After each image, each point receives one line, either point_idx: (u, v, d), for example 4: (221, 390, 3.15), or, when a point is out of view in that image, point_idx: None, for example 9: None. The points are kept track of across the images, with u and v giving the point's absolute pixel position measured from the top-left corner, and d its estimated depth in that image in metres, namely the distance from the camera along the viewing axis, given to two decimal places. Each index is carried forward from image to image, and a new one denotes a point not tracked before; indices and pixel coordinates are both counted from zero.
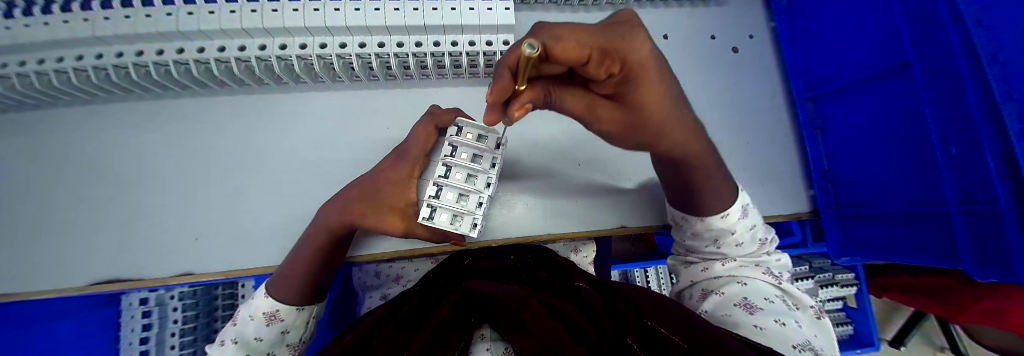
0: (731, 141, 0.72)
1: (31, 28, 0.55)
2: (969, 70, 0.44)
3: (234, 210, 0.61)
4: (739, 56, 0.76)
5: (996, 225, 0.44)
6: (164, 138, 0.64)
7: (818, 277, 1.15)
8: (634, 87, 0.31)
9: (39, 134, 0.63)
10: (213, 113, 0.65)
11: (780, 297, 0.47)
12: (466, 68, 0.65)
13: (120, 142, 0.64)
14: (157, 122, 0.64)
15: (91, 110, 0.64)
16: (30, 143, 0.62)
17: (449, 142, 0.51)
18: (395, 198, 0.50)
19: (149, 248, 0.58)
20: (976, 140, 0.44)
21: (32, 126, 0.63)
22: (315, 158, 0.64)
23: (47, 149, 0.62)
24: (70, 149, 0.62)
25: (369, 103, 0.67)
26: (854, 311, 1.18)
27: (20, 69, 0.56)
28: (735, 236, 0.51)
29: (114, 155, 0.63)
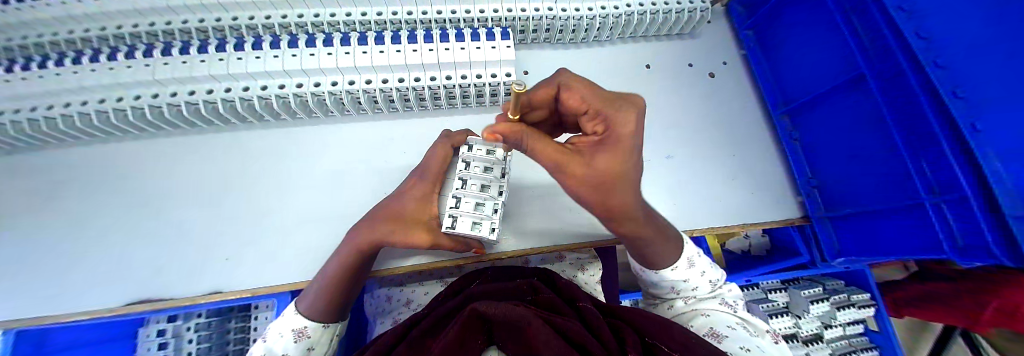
0: (717, 154, 0.78)
1: (107, 73, 0.65)
2: (917, 80, 0.51)
3: (259, 230, 0.65)
4: (716, 80, 0.85)
5: (968, 212, 0.48)
6: (203, 166, 0.71)
7: (831, 298, 1.12)
8: (606, 151, 0.35)
9: (98, 165, 0.71)
10: (247, 143, 0.73)
11: (742, 323, 0.45)
12: (473, 97, 0.74)
13: (162, 172, 0.70)
14: (197, 152, 0.72)
15: (144, 143, 0.73)
16: (86, 175, 0.70)
17: (463, 158, 0.57)
18: (418, 210, 0.56)
19: (180, 267, 0.62)
20: (931, 139, 0.51)
21: (92, 157, 0.71)
22: (337, 181, 0.70)
23: (103, 178, 0.70)
24: (120, 177, 0.69)
25: (387, 131, 0.75)
26: (876, 334, 1.16)
27: (89, 107, 0.65)
28: (689, 281, 0.50)
29: (157, 183, 0.69)
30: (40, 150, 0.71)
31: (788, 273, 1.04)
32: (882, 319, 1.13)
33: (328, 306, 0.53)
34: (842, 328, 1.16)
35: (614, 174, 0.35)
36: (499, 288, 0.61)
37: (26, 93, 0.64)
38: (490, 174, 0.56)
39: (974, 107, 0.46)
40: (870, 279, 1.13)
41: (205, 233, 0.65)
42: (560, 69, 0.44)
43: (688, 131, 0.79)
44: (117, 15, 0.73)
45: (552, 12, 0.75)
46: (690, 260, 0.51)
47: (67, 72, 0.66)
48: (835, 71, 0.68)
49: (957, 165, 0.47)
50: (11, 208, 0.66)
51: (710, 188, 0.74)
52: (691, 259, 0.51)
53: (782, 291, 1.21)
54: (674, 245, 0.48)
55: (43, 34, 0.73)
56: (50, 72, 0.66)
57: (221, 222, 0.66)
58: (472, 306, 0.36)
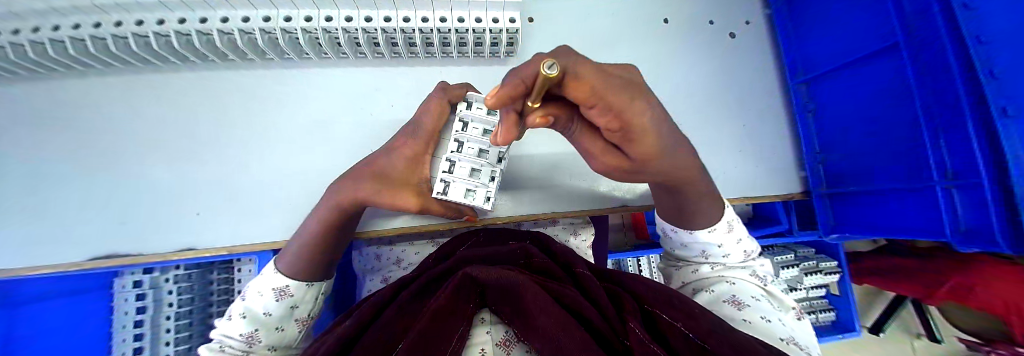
0: (726, 123, 0.74)
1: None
2: (955, 53, 0.47)
3: (236, 186, 0.60)
4: (735, 41, 0.78)
5: (979, 196, 0.46)
6: (162, 111, 0.63)
7: (802, 264, 1.20)
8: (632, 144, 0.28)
9: (33, 106, 0.61)
10: (212, 87, 0.64)
11: (766, 296, 0.44)
12: (471, 45, 0.65)
13: (114, 115, 0.62)
14: (153, 95, 0.63)
15: (87, 80, 0.63)
16: (21, 115, 0.61)
17: (460, 117, 0.52)
18: (407, 173, 0.51)
19: (149, 222, 0.58)
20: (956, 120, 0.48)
21: (24, 96, 0.61)
22: (319, 135, 0.64)
23: (43, 120, 0.61)
24: (64, 119, 0.61)
25: (373, 81, 0.67)
26: (836, 297, 1.25)
27: (15, 37, 0.54)
28: (723, 246, 0.49)
29: (112, 129, 0.61)
30: None
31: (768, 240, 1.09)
32: (844, 284, 1.21)
33: (311, 266, 0.51)
34: (805, 291, 1.24)
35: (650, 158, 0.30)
36: (492, 252, 0.60)
37: None
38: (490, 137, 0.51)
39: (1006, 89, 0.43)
40: (842, 250, 1.20)
41: (172, 187, 0.60)
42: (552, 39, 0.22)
43: (699, 98, 0.75)
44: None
45: None
46: (730, 223, 0.49)
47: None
48: (864, 39, 0.63)
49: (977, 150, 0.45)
50: None
51: (716, 159, 0.72)
52: (730, 224, 0.50)
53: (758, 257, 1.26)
54: (714, 206, 0.47)
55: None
56: None
57: (190, 175, 0.60)
58: (465, 271, 0.35)
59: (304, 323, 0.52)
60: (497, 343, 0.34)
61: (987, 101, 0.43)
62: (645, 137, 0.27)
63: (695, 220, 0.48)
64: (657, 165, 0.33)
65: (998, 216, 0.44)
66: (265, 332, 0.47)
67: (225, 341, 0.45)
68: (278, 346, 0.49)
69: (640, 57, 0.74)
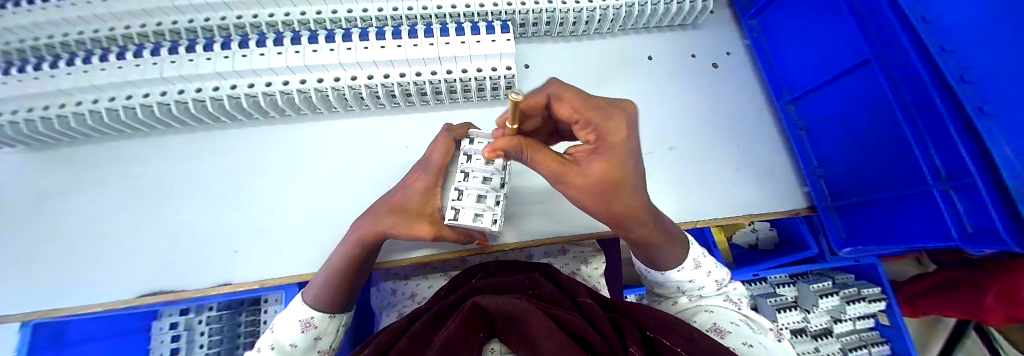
0: (720, 144, 0.77)
1: (118, 72, 0.66)
2: (925, 66, 0.51)
3: (268, 225, 0.67)
4: (719, 70, 0.85)
5: (979, 195, 0.47)
6: (211, 162, 0.72)
7: (841, 292, 1.12)
8: (599, 158, 0.36)
9: (109, 164, 0.72)
10: (254, 140, 0.74)
11: (745, 320, 0.44)
12: (475, 91, 0.74)
13: (171, 168, 0.72)
14: (204, 149, 0.73)
15: (153, 140, 0.74)
16: (99, 173, 0.72)
17: (465, 151, 0.59)
18: (423, 205, 0.57)
19: (191, 260, 0.64)
20: (939, 124, 0.50)
21: (105, 156, 0.73)
22: (343, 177, 0.71)
23: (114, 176, 0.71)
24: (132, 174, 0.71)
25: (390, 126, 0.76)
26: (887, 328, 1.15)
27: (103, 105, 0.66)
28: (694, 281, 0.50)
29: (168, 180, 0.71)
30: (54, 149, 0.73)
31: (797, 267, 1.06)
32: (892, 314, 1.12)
33: (333, 298, 0.54)
34: (852, 322, 1.16)
35: (609, 180, 0.36)
36: (499, 283, 0.62)
37: (39, 93, 0.66)
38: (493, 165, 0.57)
39: (980, 91, 0.46)
40: (881, 273, 1.13)
41: (214, 228, 0.67)
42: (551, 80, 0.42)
43: (691, 122, 0.79)
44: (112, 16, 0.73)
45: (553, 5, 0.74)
46: (696, 260, 0.51)
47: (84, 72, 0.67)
48: (841, 57, 0.67)
49: (966, 150, 0.46)
50: (33, 204, 0.69)
51: (715, 179, 0.74)
52: (696, 260, 0.51)
53: (791, 286, 1.21)
54: (679, 245, 0.49)
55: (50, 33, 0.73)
56: (62, 72, 0.67)
57: (229, 217, 0.68)
58: (474, 300, 0.36)
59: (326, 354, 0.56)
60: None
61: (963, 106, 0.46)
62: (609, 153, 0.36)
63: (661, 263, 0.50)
64: (620, 194, 0.38)
65: (1001, 214, 0.44)
66: None
67: None
68: None
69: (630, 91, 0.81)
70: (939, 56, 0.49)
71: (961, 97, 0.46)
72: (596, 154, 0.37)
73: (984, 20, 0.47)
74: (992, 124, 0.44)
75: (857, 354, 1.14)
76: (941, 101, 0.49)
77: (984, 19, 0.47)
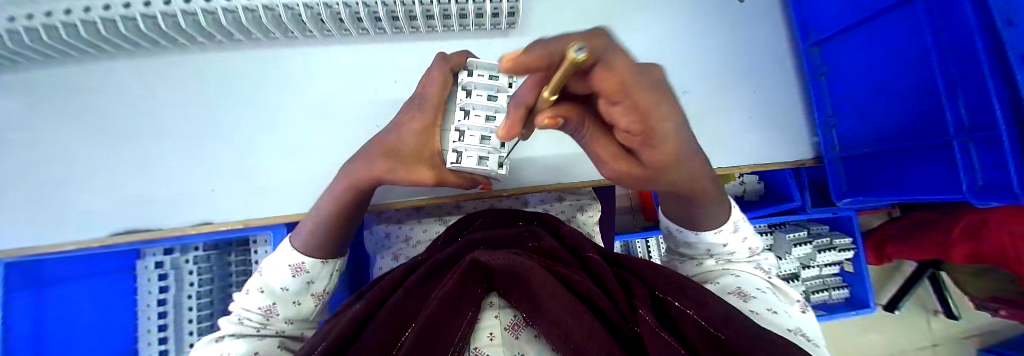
0: (733, 91, 0.72)
1: None
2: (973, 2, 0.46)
3: (246, 164, 0.62)
4: (744, 5, 0.76)
5: (997, 149, 0.46)
6: (168, 94, 0.64)
7: (814, 242, 1.21)
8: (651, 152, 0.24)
9: (43, 92, 0.62)
10: (218, 68, 0.64)
11: (772, 289, 0.43)
12: (471, 17, 0.64)
13: (121, 99, 0.63)
14: (158, 78, 0.64)
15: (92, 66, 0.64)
16: (34, 102, 0.62)
17: (464, 84, 0.54)
18: (421, 146, 0.52)
19: (165, 200, 0.60)
20: (974, 72, 0.47)
21: (36, 81, 0.62)
22: (325, 113, 0.64)
23: (56, 106, 0.62)
24: (75, 104, 0.62)
25: (374, 57, 0.67)
26: (850, 274, 1.25)
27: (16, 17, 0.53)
28: (728, 246, 0.47)
29: (121, 112, 0.63)
30: None
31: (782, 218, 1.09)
32: (857, 260, 1.21)
33: (326, 245, 0.52)
34: (819, 268, 1.24)
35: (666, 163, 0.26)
36: (495, 235, 0.60)
37: None
38: (497, 101, 0.53)
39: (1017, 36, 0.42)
40: (855, 225, 1.20)
41: (184, 166, 0.61)
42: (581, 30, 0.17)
43: (705, 67, 0.73)
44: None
45: None
46: (736, 223, 0.47)
47: None
48: None
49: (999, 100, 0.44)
50: None
51: (724, 127, 0.70)
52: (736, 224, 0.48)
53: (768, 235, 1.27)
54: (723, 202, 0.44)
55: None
56: None
57: (201, 154, 0.62)
58: (472, 256, 0.33)
59: (321, 297, 0.54)
60: (505, 327, 0.32)
61: (1006, 51, 0.42)
62: (664, 144, 0.22)
63: (698, 220, 0.46)
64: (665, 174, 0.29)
65: (1016, 168, 0.44)
66: (283, 306, 0.48)
67: (245, 319, 0.46)
68: (296, 320, 0.51)
69: (644, 26, 0.73)
70: None
71: (1009, 41, 0.42)
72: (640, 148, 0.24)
73: None
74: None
75: (818, 296, 1.25)
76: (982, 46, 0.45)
77: None
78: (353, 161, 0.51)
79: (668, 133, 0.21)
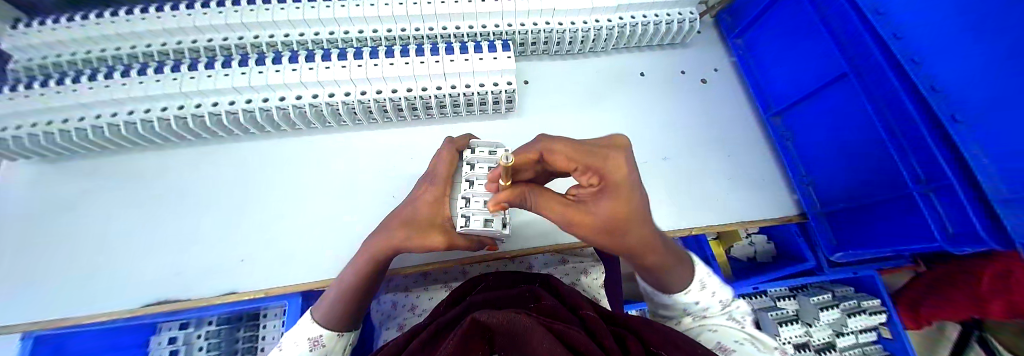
0: (713, 155, 0.81)
1: (141, 87, 0.69)
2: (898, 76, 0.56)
3: (276, 235, 0.68)
4: (708, 85, 0.90)
5: (957, 198, 0.50)
6: (221, 174, 0.75)
7: (842, 305, 1.19)
8: (607, 199, 0.33)
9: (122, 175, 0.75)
10: (266, 152, 0.77)
11: (752, 338, 0.44)
12: (476, 105, 0.77)
13: (181, 180, 0.74)
14: (216, 161, 0.76)
15: (165, 154, 0.76)
16: (111, 184, 0.74)
17: (468, 160, 0.63)
18: (433, 215, 0.59)
19: (196, 271, 0.65)
20: (916, 131, 0.54)
21: (120, 167, 0.75)
22: (350, 187, 0.73)
23: (126, 186, 0.73)
24: (143, 185, 0.73)
25: (395, 139, 0.79)
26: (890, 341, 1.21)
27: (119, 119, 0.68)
28: (700, 302, 0.50)
29: (178, 190, 0.73)
30: (72, 158, 0.75)
31: (792, 280, 1.12)
32: (894, 327, 1.18)
33: (342, 317, 0.55)
34: (855, 336, 1.21)
35: (619, 219, 0.34)
36: (499, 295, 0.63)
37: (61, 106, 0.68)
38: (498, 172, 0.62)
39: (950, 98, 0.49)
40: (881, 287, 1.17)
41: (221, 238, 0.68)
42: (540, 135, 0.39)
43: (683, 135, 0.83)
44: (146, 35, 0.78)
45: (549, 28, 0.81)
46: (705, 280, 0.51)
47: (114, 85, 0.69)
48: (821, 71, 0.72)
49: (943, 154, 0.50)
50: (46, 214, 0.70)
51: (707, 188, 0.77)
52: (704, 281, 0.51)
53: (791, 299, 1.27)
54: (687, 266, 0.49)
55: (83, 51, 0.78)
56: (81, 87, 0.70)
57: (238, 226, 0.69)
58: (471, 316, 0.35)
59: None
60: None
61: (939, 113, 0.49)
62: (616, 191, 0.33)
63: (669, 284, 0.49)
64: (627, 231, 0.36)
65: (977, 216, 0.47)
66: None
67: None
68: None
69: (624, 105, 0.86)
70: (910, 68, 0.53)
71: (936, 105, 0.50)
72: (598, 195, 0.35)
73: (948, 30, 0.51)
74: (968, 132, 0.47)
75: None
76: (916, 110, 0.53)
77: (948, 31, 0.51)
78: (372, 234, 0.58)
79: (617, 180, 0.33)
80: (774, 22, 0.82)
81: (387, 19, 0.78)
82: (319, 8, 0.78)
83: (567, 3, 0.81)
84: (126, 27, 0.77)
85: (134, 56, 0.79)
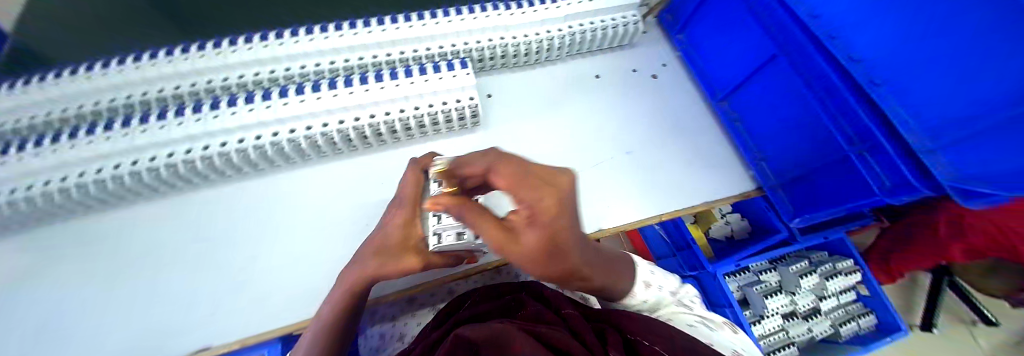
0: (675, 144, 0.86)
1: (87, 147, 0.66)
2: (819, 51, 0.62)
3: (250, 280, 0.66)
4: (659, 79, 0.96)
5: (886, 154, 0.56)
6: (188, 225, 0.72)
7: (818, 270, 1.27)
8: (533, 227, 0.32)
9: (74, 244, 0.70)
10: (234, 195, 0.76)
11: (701, 321, 0.56)
12: (442, 123, 0.79)
13: (144, 238, 0.71)
14: (179, 212, 0.73)
15: (125, 213, 0.73)
16: (65, 254, 0.69)
17: (434, 178, 0.64)
18: (406, 238, 0.58)
19: (165, 332, 0.61)
20: (843, 97, 0.60)
21: (71, 235, 0.70)
22: (324, 220, 0.72)
23: (81, 254, 0.69)
24: (101, 249, 0.69)
25: (366, 167, 0.79)
26: (868, 298, 1.28)
27: (65, 183, 0.64)
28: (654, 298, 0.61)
29: (139, 249, 0.69)
30: (12, 233, 0.70)
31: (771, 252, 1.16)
32: (870, 284, 1.26)
33: None
34: (836, 298, 1.28)
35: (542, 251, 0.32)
36: (486, 308, 0.63)
37: None
38: None
39: (867, 66, 0.55)
40: (852, 248, 1.27)
41: (192, 292, 0.65)
42: (491, 148, 0.41)
43: (644, 128, 0.88)
44: (85, 94, 0.74)
45: (504, 41, 0.85)
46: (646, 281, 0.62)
47: (54, 148, 0.65)
48: (754, 55, 0.78)
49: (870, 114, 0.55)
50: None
51: (672, 175, 0.82)
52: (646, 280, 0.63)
53: (773, 270, 1.33)
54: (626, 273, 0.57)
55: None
56: (11, 156, 0.64)
57: (208, 276, 0.66)
58: (456, 331, 0.38)
59: None
60: None
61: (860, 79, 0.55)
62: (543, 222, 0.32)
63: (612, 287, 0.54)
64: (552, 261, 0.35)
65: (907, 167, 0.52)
66: None
67: None
68: None
69: (585, 107, 0.90)
70: (828, 44, 0.59)
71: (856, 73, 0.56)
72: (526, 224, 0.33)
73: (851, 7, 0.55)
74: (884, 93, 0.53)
75: (848, 327, 1.25)
76: (839, 79, 0.60)
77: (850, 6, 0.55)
78: (348, 265, 0.58)
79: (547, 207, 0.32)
80: (708, 15, 0.88)
81: (344, 49, 0.79)
82: (274, 47, 0.78)
83: (518, 18, 0.86)
84: (66, 88, 0.74)
85: (75, 117, 0.75)
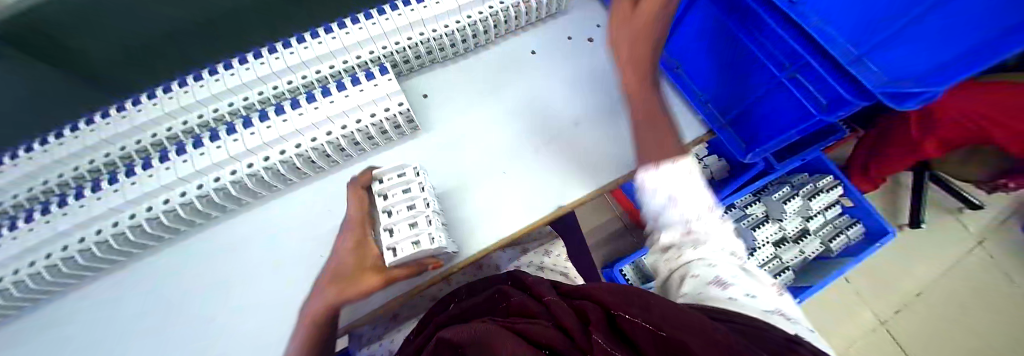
0: (619, 106, 0.84)
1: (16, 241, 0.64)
2: None
3: (226, 328, 0.68)
4: (595, 43, 0.91)
5: (816, 72, 0.54)
6: (153, 290, 0.73)
7: (801, 193, 1.30)
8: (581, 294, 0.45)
9: (42, 331, 0.70)
10: (191, 249, 0.76)
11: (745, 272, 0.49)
12: (377, 136, 0.78)
13: (113, 314, 0.71)
14: (140, 280, 0.73)
15: (85, 294, 0.73)
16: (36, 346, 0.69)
17: (383, 191, 0.64)
18: (360, 260, 0.56)
19: None
20: (767, 23, 0.58)
21: (34, 329, 0.70)
22: (286, 256, 0.74)
23: (51, 344, 0.69)
24: (70, 333, 0.70)
25: (316, 194, 0.80)
26: (853, 209, 1.30)
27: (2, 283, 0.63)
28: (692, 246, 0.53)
29: (109, 326, 0.70)
30: None
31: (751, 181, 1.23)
32: (851, 195, 1.28)
33: None
34: (823, 215, 1.30)
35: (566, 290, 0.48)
36: (469, 307, 0.63)
37: None
38: (409, 192, 0.63)
39: None
40: (830, 163, 1.29)
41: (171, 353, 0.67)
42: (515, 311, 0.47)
43: (589, 96, 0.85)
44: None
45: (424, 37, 0.81)
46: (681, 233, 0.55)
47: None
48: None
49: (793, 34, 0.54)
50: None
51: (626, 136, 0.80)
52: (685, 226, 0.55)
53: (758, 202, 1.35)
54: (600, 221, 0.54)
55: None
56: None
57: (184, 334, 0.68)
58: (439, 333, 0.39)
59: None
60: None
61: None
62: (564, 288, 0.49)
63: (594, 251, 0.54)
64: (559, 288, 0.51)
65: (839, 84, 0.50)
66: None
67: None
68: None
69: (524, 86, 0.87)
70: None
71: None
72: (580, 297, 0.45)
73: None
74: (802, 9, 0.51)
75: (838, 242, 1.28)
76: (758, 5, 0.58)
77: None
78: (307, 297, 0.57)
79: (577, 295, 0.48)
80: None
81: (254, 81, 0.77)
82: (186, 96, 0.75)
83: (433, 9, 0.80)
84: None
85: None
